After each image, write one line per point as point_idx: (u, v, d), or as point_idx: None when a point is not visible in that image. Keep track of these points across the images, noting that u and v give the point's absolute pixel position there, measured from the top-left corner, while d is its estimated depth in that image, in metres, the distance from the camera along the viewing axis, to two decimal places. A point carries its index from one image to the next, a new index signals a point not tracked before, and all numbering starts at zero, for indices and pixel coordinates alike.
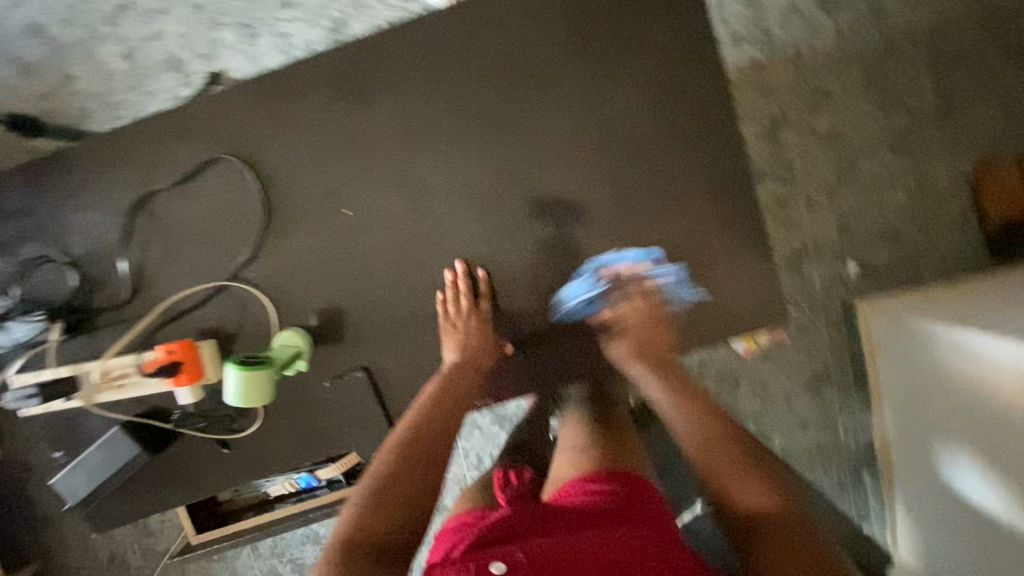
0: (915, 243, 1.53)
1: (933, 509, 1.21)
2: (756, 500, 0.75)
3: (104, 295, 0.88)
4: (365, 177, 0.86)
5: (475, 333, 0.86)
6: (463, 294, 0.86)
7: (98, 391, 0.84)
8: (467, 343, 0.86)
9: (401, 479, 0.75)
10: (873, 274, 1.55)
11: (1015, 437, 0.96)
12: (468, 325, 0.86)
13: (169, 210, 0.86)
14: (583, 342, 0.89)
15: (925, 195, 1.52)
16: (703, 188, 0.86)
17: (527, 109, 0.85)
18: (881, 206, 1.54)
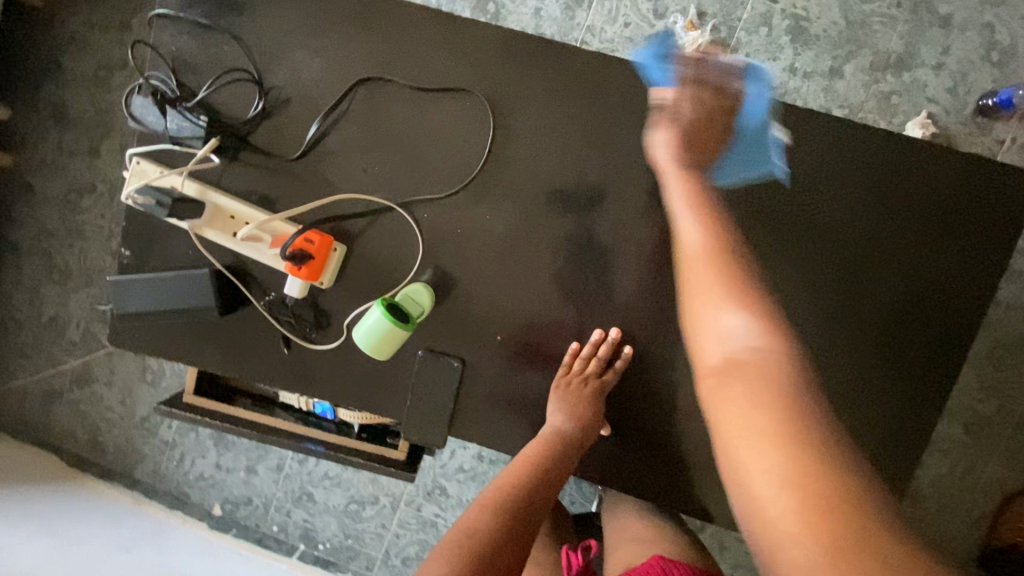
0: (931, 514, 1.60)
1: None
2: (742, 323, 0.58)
3: (271, 139, 0.79)
4: (588, 199, 0.80)
5: (588, 405, 0.79)
6: (597, 360, 0.81)
7: (209, 226, 0.78)
8: (577, 406, 0.79)
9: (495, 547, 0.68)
10: None
11: None
12: (585, 393, 0.79)
13: (388, 104, 0.78)
14: (677, 471, 0.83)
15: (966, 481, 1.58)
16: (882, 418, 0.81)
17: (790, 240, 0.80)
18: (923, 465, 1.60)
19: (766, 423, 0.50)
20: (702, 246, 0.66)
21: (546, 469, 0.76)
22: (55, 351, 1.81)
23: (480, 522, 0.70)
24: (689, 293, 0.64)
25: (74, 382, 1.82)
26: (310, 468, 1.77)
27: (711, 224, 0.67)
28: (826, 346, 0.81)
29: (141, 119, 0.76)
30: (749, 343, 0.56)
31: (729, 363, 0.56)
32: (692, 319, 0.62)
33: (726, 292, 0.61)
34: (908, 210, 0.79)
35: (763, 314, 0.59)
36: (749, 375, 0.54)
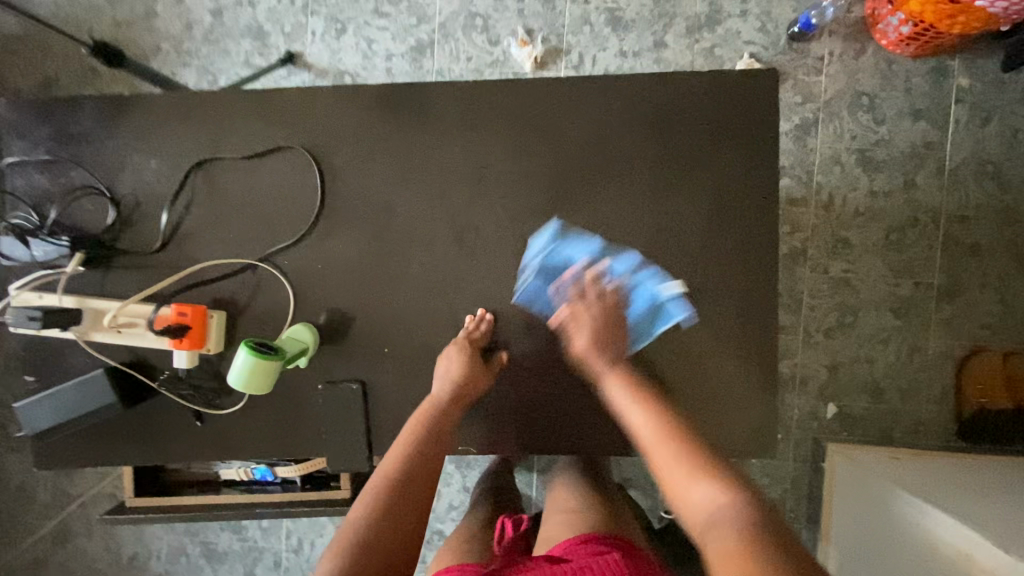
0: (895, 402, 1.69)
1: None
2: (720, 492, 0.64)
3: (133, 239, 0.88)
4: (424, 204, 0.89)
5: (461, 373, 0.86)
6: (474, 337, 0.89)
7: (94, 329, 0.85)
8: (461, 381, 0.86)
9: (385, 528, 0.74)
10: (846, 420, 1.70)
11: None
12: (461, 362, 0.86)
13: (227, 179, 0.88)
14: (579, 419, 0.90)
15: (912, 361, 1.69)
16: (731, 313, 0.88)
17: (592, 188, 0.89)
18: (870, 359, 1.70)
19: (738, 558, 0.54)
20: (648, 427, 0.76)
21: (428, 441, 0.84)
22: (30, 518, 1.81)
23: (362, 517, 0.75)
24: (660, 472, 0.71)
25: (56, 543, 1.81)
26: (308, 555, 1.75)
27: (645, 404, 0.79)
28: (657, 268, 0.89)
29: (12, 255, 0.86)
30: (714, 496, 0.64)
31: (709, 521, 0.62)
32: (672, 489, 0.69)
33: (692, 467, 0.69)
34: (688, 129, 0.87)
35: (723, 478, 0.66)
36: (726, 524, 0.60)
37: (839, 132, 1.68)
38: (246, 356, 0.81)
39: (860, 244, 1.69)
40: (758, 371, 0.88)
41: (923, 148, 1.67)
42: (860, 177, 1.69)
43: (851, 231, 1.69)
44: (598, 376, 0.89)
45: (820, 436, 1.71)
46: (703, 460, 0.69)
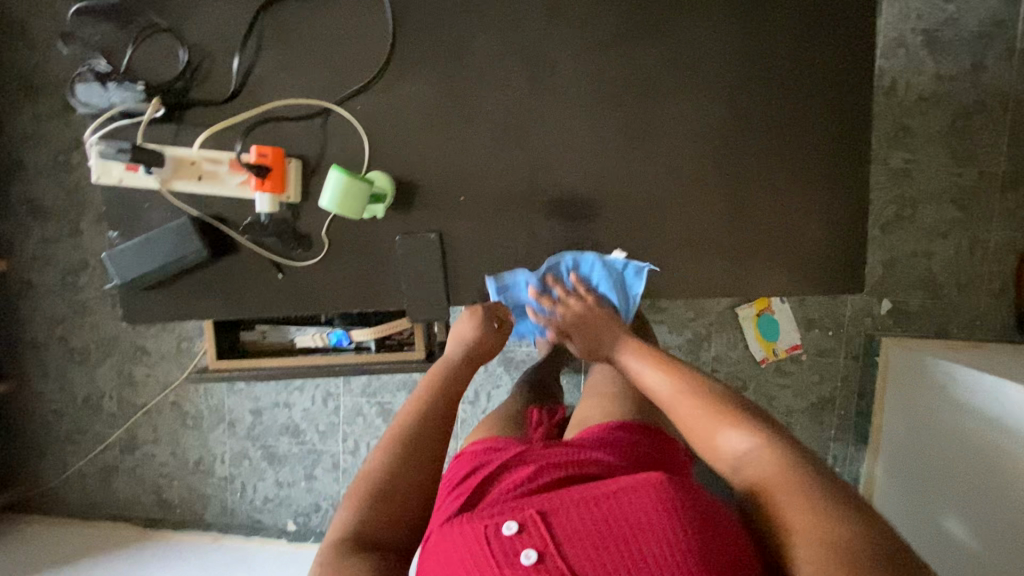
0: (953, 297, 1.65)
1: (944, 543, 1.33)
2: (749, 446, 0.72)
3: (206, 87, 0.87)
4: (496, 38, 0.86)
5: (473, 335, 1.00)
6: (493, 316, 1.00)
7: (175, 177, 0.86)
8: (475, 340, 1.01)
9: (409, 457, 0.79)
10: (901, 316, 1.67)
11: (975, 493, 1.26)
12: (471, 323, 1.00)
13: (296, 20, 0.85)
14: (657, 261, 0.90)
15: (974, 254, 1.64)
16: (816, 150, 0.87)
17: (670, 17, 0.85)
18: (928, 254, 1.65)
19: (777, 506, 0.65)
20: (682, 399, 0.82)
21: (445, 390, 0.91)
22: (98, 427, 1.90)
23: (384, 460, 0.79)
24: (693, 433, 0.79)
25: (122, 451, 1.90)
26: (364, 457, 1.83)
27: (672, 371, 0.86)
28: (741, 99, 0.86)
29: (88, 101, 0.85)
30: (737, 440, 0.74)
31: (747, 469, 0.70)
32: (703, 442, 0.78)
33: (716, 420, 0.77)
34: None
35: (749, 426, 0.74)
36: (775, 483, 0.66)
37: (902, 11, 1.59)
38: (336, 174, 0.83)
39: (922, 132, 1.62)
40: (844, 208, 0.88)
41: (993, 26, 1.58)
42: (926, 59, 1.60)
43: (911, 119, 1.61)
44: (679, 213, 0.89)
45: (872, 332, 1.69)
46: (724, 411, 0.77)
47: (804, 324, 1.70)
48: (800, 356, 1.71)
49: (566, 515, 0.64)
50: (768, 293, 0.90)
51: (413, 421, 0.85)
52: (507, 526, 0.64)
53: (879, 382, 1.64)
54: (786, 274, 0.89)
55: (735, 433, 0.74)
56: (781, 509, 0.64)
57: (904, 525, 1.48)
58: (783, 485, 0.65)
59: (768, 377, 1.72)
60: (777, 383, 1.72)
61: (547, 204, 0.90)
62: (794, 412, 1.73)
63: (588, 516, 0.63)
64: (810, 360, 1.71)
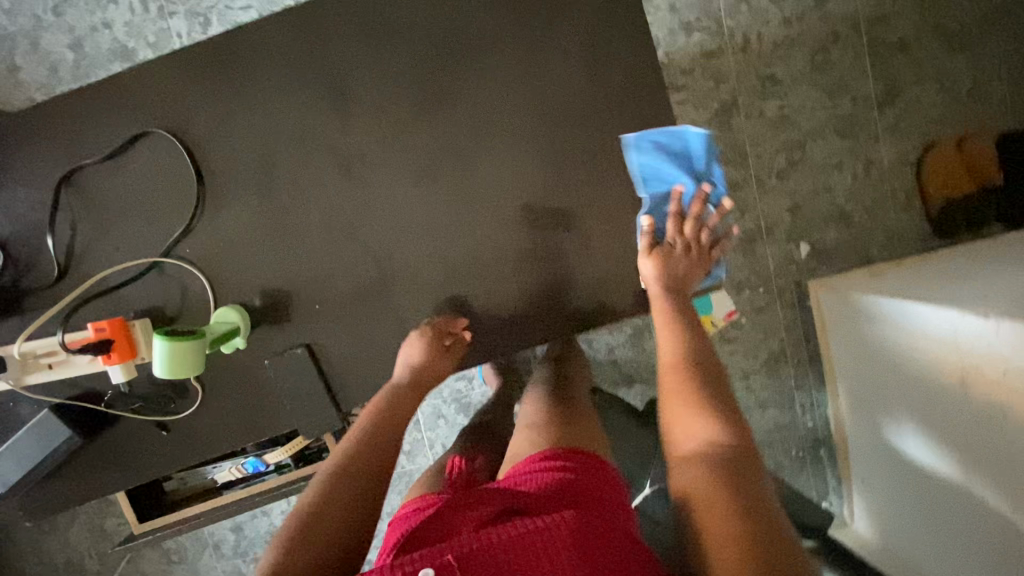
0: (864, 222, 1.67)
1: (921, 470, 1.26)
2: (721, 433, 0.71)
3: (31, 275, 0.86)
4: (298, 147, 0.85)
5: (421, 360, 0.88)
6: (433, 334, 0.88)
7: (24, 372, 0.84)
8: (413, 360, 0.89)
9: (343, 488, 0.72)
10: (822, 254, 1.69)
11: (927, 418, 1.21)
12: (422, 349, 0.88)
13: (99, 184, 0.84)
14: (522, 305, 0.90)
15: (871, 176, 1.66)
16: (638, 166, 0.87)
17: (459, 79, 0.85)
18: (829, 188, 1.67)
19: (721, 485, 0.63)
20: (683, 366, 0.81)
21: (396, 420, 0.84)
22: None
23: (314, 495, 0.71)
24: (672, 398, 0.79)
25: None
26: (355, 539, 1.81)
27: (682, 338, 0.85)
28: (551, 137, 0.87)
29: None
30: (704, 426, 0.72)
31: (694, 452, 0.70)
32: (677, 417, 0.76)
33: (699, 407, 0.75)
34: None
35: (714, 416, 0.73)
36: (729, 468, 0.65)
37: None
38: (161, 344, 0.79)
39: (787, 77, 1.64)
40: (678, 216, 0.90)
41: None
42: (769, 7, 1.62)
43: (778, 67, 1.64)
44: (528, 261, 0.89)
45: (800, 278, 1.70)
46: (701, 406, 0.75)
47: (734, 288, 1.70)
48: (740, 320, 1.72)
49: (489, 560, 0.57)
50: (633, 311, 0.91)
51: (351, 451, 0.78)
52: (423, 573, 0.56)
53: (819, 325, 1.64)
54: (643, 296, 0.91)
55: (713, 425, 0.72)
56: (715, 515, 0.61)
57: (886, 472, 1.43)
58: (730, 481, 0.64)
59: (715, 349, 1.73)
60: (726, 352, 1.73)
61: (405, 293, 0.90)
62: (751, 375, 1.74)
63: (511, 557, 0.57)
64: (750, 321, 1.72)
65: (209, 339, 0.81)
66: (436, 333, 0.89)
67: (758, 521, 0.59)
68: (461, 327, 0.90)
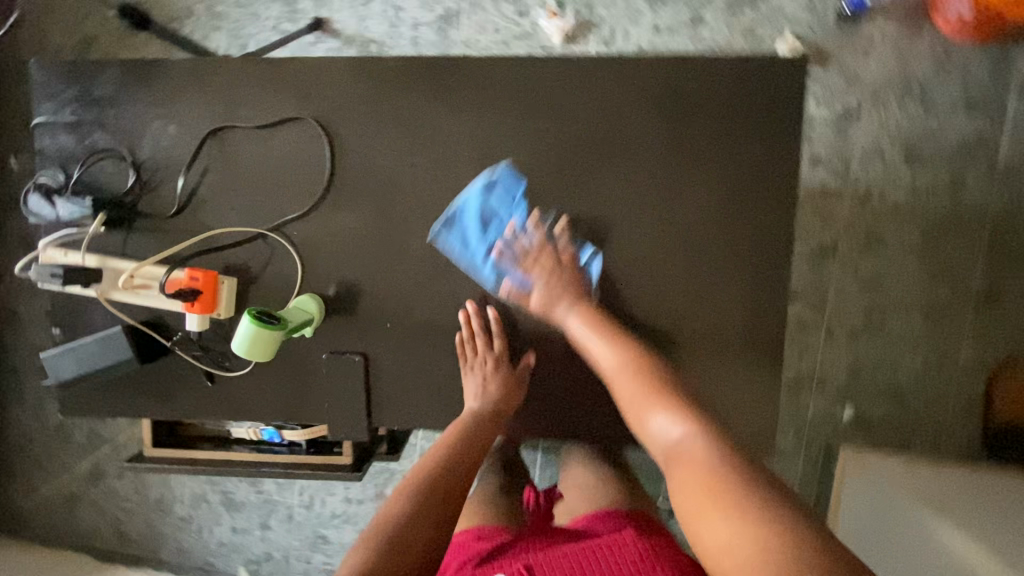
0: None
1: None
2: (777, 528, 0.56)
3: (152, 203, 0.91)
4: (428, 179, 0.88)
5: (501, 389, 0.88)
6: (500, 336, 0.89)
7: (115, 288, 0.89)
8: (487, 388, 0.88)
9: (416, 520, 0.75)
10: None
11: None
12: (500, 389, 0.88)
13: (242, 147, 0.89)
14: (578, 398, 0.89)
15: None
16: (740, 312, 0.85)
17: (599, 170, 0.86)
18: None
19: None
20: (688, 442, 0.69)
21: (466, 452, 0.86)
22: (67, 457, 1.94)
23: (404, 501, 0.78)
24: (679, 496, 0.65)
25: (89, 482, 1.94)
26: (319, 511, 1.84)
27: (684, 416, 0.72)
28: (664, 258, 0.86)
29: (39, 212, 0.90)
30: (776, 536, 0.55)
31: (730, 554, 0.57)
32: (695, 523, 0.62)
33: (727, 508, 0.59)
34: (704, 114, 0.84)
35: (777, 533, 0.55)
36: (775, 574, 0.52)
37: (880, 119, 1.49)
38: (248, 326, 0.83)
39: None
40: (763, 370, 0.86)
41: None
42: None
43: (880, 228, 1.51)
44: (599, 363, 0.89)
45: None
46: (756, 489, 0.60)
47: None
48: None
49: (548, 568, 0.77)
50: None
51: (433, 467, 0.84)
52: None
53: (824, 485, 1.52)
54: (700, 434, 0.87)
55: (749, 514, 0.58)
56: None
57: None
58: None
59: None
60: None
61: (475, 333, 0.89)
62: None
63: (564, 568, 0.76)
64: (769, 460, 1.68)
65: (289, 330, 0.85)
66: (498, 346, 0.89)
67: (783, 515, 0.57)
68: (493, 314, 0.89)
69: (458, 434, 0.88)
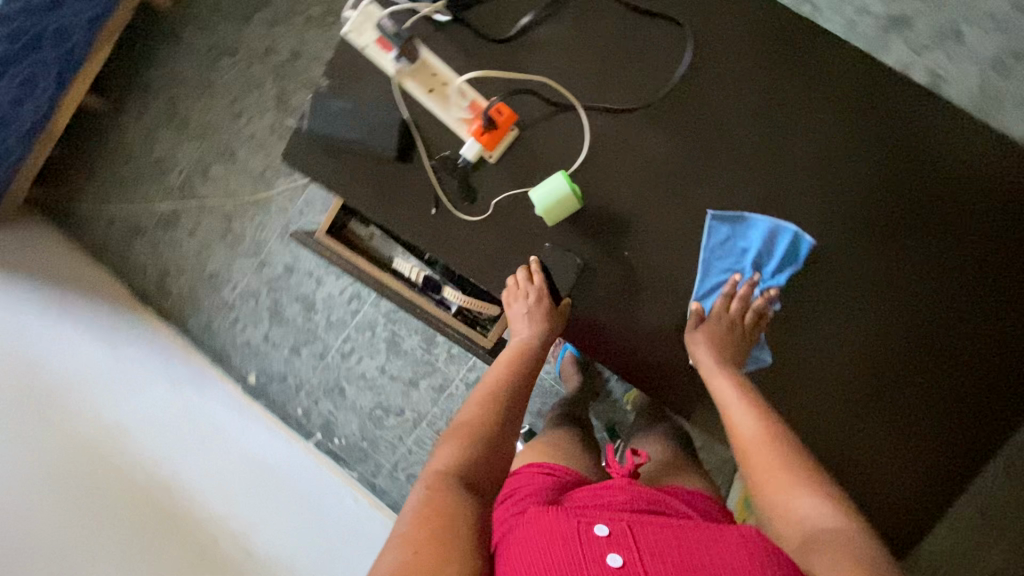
0: None
1: None
2: (819, 502, 0.67)
3: (487, 20, 0.87)
4: (753, 147, 0.85)
5: (547, 316, 0.88)
6: (532, 287, 0.88)
7: (411, 76, 0.87)
8: (525, 313, 0.89)
9: (488, 434, 0.79)
10: None
11: None
12: (542, 316, 0.88)
13: (603, 19, 0.86)
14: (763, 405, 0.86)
15: None
16: (958, 420, 0.83)
17: (905, 227, 0.84)
18: None
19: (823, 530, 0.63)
20: (756, 429, 0.77)
21: (510, 377, 0.87)
22: (154, 190, 1.93)
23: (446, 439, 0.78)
24: (753, 470, 0.75)
25: (159, 223, 1.93)
26: (352, 365, 1.85)
27: (757, 407, 0.79)
28: (909, 338, 0.84)
29: None
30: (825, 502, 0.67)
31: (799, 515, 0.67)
32: (767, 480, 0.72)
33: (794, 475, 0.71)
34: (1015, 240, 0.83)
35: (825, 491, 0.68)
36: (833, 534, 0.62)
37: None
38: (560, 182, 0.84)
39: None
40: (950, 476, 0.84)
41: None
42: None
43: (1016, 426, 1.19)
44: (775, 397, 0.86)
45: None
46: (800, 467, 0.72)
47: None
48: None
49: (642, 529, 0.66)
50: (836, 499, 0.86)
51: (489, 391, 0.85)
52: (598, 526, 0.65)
53: None
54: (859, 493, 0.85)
55: (818, 494, 0.68)
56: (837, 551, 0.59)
57: None
58: (837, 537, 0.61)
59: None
60: None
61: (532, 271, 0.88)
62: None
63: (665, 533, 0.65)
64: None
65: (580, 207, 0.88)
66: (539, 282, 0.88)
67: (815, 476, 0.71)
68: (534, 263, 0.88)
69: (509, 359, 0.90)
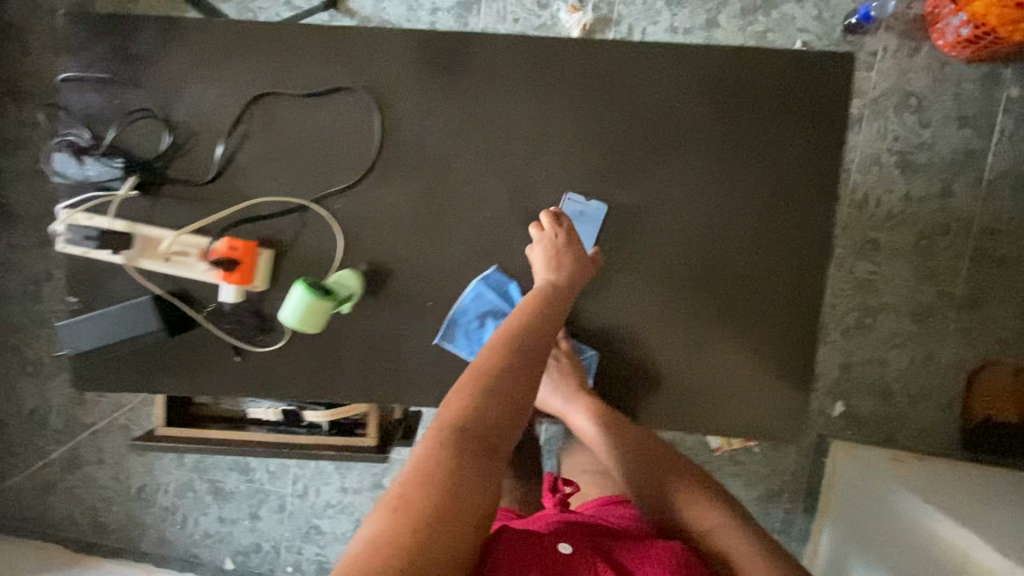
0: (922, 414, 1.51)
1: None
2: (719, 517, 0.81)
3: (186, 168, 0.86)
4: (480, 156, 0.87)
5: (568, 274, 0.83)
6: (561, 230, 0.85)
7: (143, 255, 0.85)
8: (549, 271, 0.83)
9: (500, 434, 0.68)
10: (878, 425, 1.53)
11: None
12: (565, 263, 0.83)
13: (287, 115, 0.86)
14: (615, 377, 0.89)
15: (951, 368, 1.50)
16: (780, 299, 0.87)
17: (646, 158, 0.86)
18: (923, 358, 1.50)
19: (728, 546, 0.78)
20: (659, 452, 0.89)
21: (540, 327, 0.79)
22: (41, 442, 1.80)
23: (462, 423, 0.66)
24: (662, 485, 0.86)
25: (62, 470, 1.81)
26: (314, 501, 1.78)
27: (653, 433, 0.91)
28: (703, 253, 0.87)
29: (64, 172, 0.85)
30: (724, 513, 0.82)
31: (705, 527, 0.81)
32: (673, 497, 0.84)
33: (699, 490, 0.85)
34: (745, 119, 0.86)
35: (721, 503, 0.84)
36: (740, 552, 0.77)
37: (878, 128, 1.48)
38: (302, 294, 0.83)
39: (888, 247, 1.51)
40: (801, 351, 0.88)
41: (965, 154, 1.49)
42: (898, 180, 1.51)
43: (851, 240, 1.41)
44: (621, 366, 0.89)
45: (824, 432, 1.55)
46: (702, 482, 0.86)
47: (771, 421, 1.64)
48: (746, 458, 1.57)
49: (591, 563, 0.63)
50: (722, 424, 0.89)
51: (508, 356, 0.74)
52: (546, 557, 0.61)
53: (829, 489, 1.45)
54: (735, 409, 0.88)
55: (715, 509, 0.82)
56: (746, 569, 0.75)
57: None
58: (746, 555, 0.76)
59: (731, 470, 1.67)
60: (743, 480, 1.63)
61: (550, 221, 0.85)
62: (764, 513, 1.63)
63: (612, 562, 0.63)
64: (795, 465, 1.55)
65: (342, 302, 0.86)
66: (549, 226, 0.85)
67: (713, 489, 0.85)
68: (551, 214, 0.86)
69: (529, 305, 0.81)
